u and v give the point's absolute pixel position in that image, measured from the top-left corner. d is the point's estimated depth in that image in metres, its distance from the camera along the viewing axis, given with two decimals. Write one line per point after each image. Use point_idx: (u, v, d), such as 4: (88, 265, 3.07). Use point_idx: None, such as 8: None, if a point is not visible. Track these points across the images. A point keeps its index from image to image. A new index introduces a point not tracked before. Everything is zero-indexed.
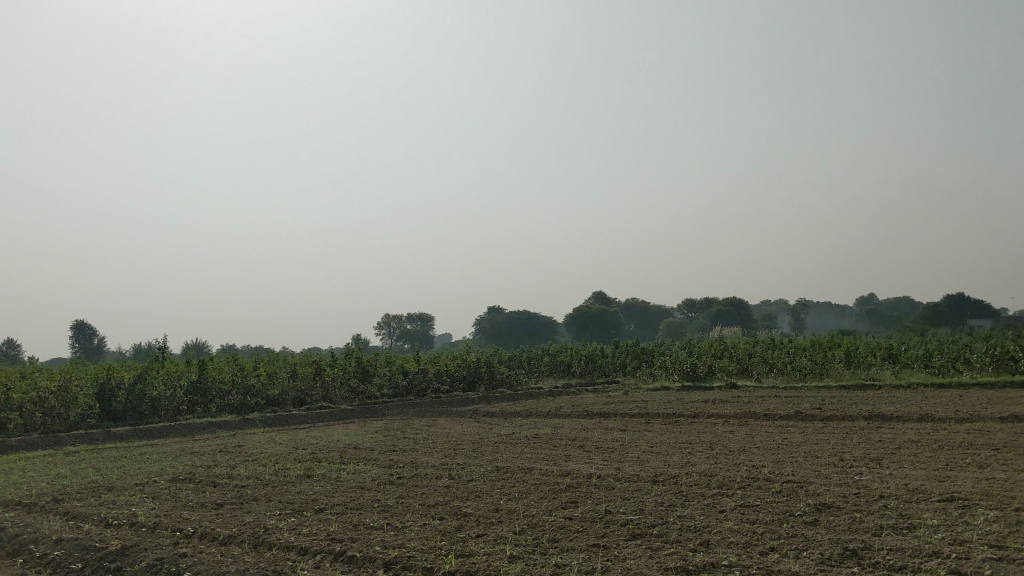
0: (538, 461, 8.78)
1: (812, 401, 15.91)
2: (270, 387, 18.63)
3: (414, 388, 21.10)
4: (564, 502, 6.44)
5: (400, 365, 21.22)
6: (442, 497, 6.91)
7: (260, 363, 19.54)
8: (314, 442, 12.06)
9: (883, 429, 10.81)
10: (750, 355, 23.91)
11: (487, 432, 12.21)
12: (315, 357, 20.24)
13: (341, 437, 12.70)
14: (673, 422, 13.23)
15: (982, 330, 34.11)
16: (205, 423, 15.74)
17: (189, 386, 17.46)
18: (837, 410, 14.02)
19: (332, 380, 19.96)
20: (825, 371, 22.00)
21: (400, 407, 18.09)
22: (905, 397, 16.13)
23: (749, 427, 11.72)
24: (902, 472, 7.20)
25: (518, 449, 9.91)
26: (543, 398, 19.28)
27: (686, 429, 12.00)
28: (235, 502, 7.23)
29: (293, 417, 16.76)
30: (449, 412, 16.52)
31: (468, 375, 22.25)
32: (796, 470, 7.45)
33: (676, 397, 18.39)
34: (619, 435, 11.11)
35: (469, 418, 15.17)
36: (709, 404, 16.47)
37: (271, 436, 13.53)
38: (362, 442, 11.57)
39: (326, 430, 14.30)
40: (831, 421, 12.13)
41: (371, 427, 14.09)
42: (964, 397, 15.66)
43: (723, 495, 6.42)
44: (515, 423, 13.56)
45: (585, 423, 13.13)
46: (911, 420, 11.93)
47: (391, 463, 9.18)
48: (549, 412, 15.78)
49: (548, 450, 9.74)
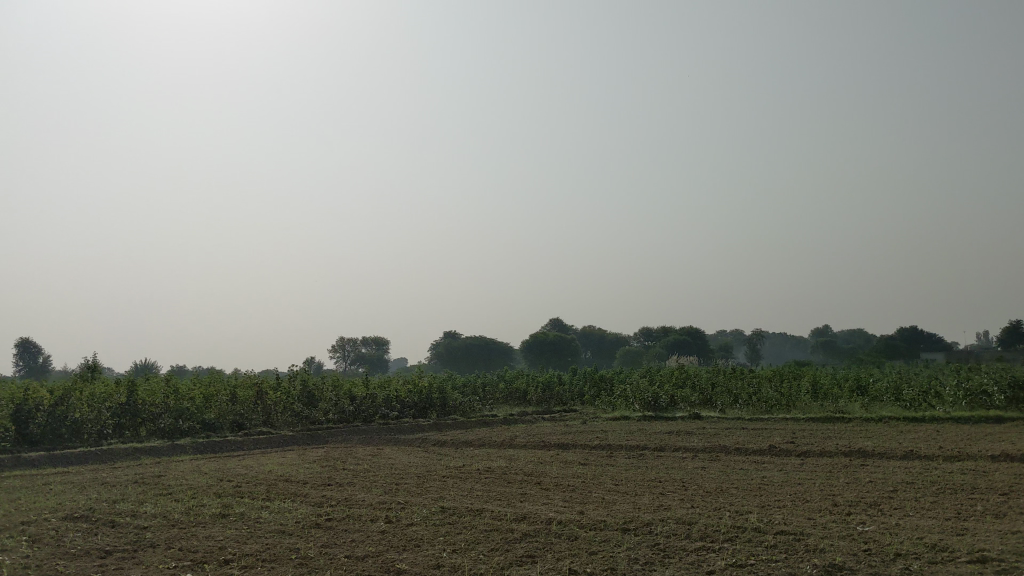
0: (490, 501, 7.72)
1: (783, 435, 14.96)
2: (206, 410, 17.30)
3: (361, 414, 19.87)
4: (520, 557, 5.38)
5: (347, 390, 19.97)
6: (372, 547, 5.80)
7: (197, 385, 18.22)
8: (244, 473, 10.87)
9: (869, 467, 9.93)
10: (713, 386, 22.98)
11: (435, 464, 11.11)
12: (257, 379, 18.94)
13: (276, 467, 11.51)
14: (638, 456, 12.21)
15: (941, 362, 33.62)
16: (129, 449, 14.41)
17: (117, 408, 16.13)
18: (812, 445, 13.12)
19: (275, 405, 18.69)
20: (791, 403, 21.13)
21: (345, 434, 16.91)
22: (879, 432, 15.30)
23: (721, 463, 10.75)
24: (910, 523, 6.23)
25: (467, 485, 8.81)
26: (498, 426, 18.20)
27: (653, 464, 10.98)
28: (126, 549, 6.05)
29: (227, 443, 15.49)
30: (397, 441, 15.35)
31: (419, 401, 21.10)
32: (788, 518, 6.46)
33: (638, 428, 17.38)
34: (580, 470, 10.09)
35: (416, 448, 14.03)
36: (675, 437, 15.46)
37: (199, 465, 12.29)
38: (297, 474, 10.40)
39: (261, 459, 13.07)
40: (808, 458, 11.19)
41: (310, 457, 12.90)
42: (941, 432, 14.82)
43: (708, 552, 5.40)
44: (468, 455, 12.45)
45: (543, 456, 12.06)
46: (896, 456, 11.05)
47: (323, 501, 8.03)
48: (503, 442, 14.73)
49: (501, 487, 8.67)
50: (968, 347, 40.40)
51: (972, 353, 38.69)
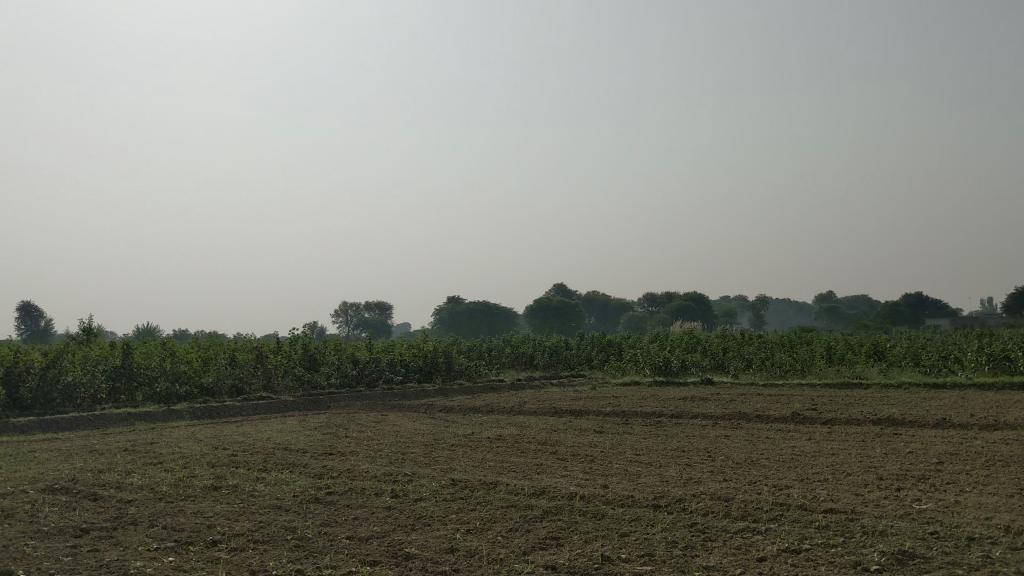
0: (504, 472, 7.15)
1: (803, 401, 14.39)
2: (204, 374, 16.68)
3: (365, 378, 19.32)
4: (542, 539, 4.80)
5: (350, 354, 19.41)
6: (377, 527, 5.22)
7: (195, 348, 17.66)
8: (240, 441, 10.29)
9: (903, 436, 9.37)
10: (724, 351, 22.41)
11: (442, 431, 10.56)
12: (256, 342, 18.37)
13: (275, 434, 10.94)
14: (655, 423, 11.61)
15: (954, 326, 33.05)
16: (122, 414, 13.86)
17: (112, 371, 15.56)
18: (837, 413, 12.54)
19: (275, 369, 18.11)
20: (807, 368, 20.53)
21: (348, 400, 16.36)
22: (901, 398, 14.74)
23: (745, 432, 10.19)
24: (971, 500, 5.64)
25: (478, 455, 8.23)
26: (505, 392, 17.65)
27: (672, 431, 10.42)
28: (104, 528, 5.46)
29: (225, 408, 14.94)
30: (402, 406, 14.81)
31: (424, 366, 20.54)
32: (833, 494, 5.88)
33: (651, 394, 16.82)
34: (597, 439, 9.53)
35: (422, 414, 13.48)
36: (690, 403, 14.88)
37: (194, 432, 11.74)
38: (297, 442, 9.81)
39: (260, 425, 12.51)
40: (836, 426, 10.61)
41: (311, 423, 12.33)
42: (967, 399, 14.28)
43: (754, 534, 4.82)
44: (476, 421, 11.88)
45: (556, 423, 11.49)
46: (929, 425, 10.49)
47: (323, 472, 7.44)
48: (512, 409, 14.19)
49: (514, 457, 8.08)
50: (974, 313, 39.85)
51: (982, 319, 38.15)
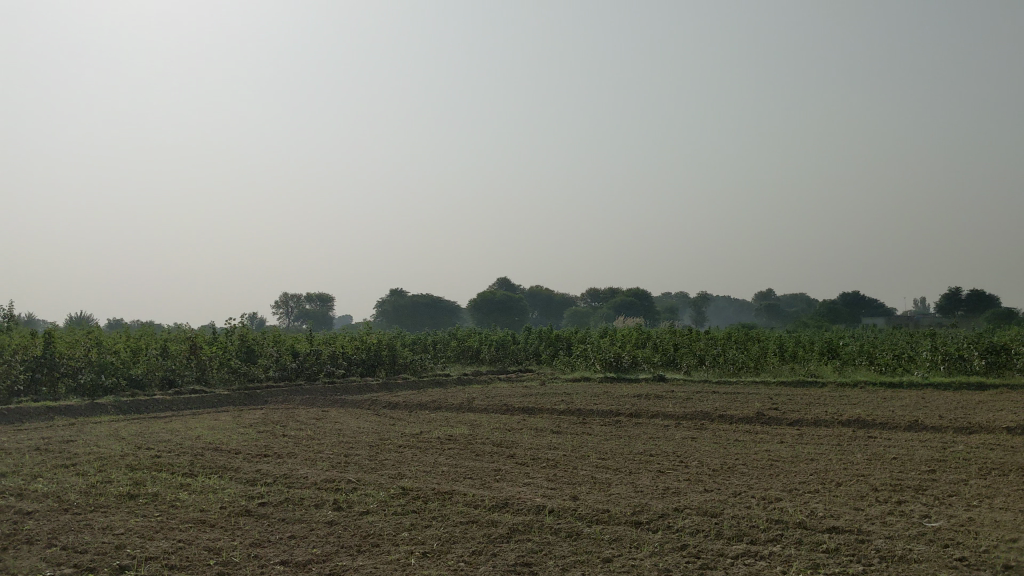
0: (461, 480, 6.43)
1: (761, 400, 13.89)
2: (133, 366, 15.68)
3: (304, 372, 18.45)
4: (513, 566, 4.09)
5: (289, 346, 18.52)
6: (318, 549, 4.47)
7: (124, 338, 16.61)
8: (167, 439, 9.41)
9: (878, 439, 8.87)
10: (676, 347, 21.90)
11: (388, 430, 9.81)
12: (191, 332, 17.34)
13: (207, 432, 10.08)
14: (615, 422, 10.95)
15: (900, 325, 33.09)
16: (40, 408, 12.83)
17: (32, 361, 14.50)
18: (799, 413, 12.04)
19: (210, 361, 17.12)
20: (760, 366, 20.08)
21: (286, 394, 15.49)
22: (861, 399, 14.31)
23: (712, 433, 9.60)
24: (986, 518, 5.06)
25: (429, 458, 7.50)
26: (452, 387, 16.93)
27: (634, 432, 9.80)
28: None
29: (154, 402, 13.99)
30: (344, 402, 14.02)
31: (367, 359, 19.73)
32: (832, 509, 5.27)
33: (603, 391, 16.22)
34: (557, 440, 8.85)
35: (366, 411, 12.69)
36: (646, 401, 14.28)
37: (118, 428, 10.82)
38: (230, 442, 8.97)
39: (191, 421, 11.62)
40: (805, 428, 10.09)
41: (247, 419, 11.47)
42: (925, 399, 13.92)
43: (757, 561, 4.17)
44: (425, 419, 11.12)
45: (509, 422, 10.79)
46: (900, 427, 10.01)
47: (255, 478, 6.65)
48: (461, 404, 13.48)
49: (470, 461, 7.36)
50: (909, 312, 40.12)
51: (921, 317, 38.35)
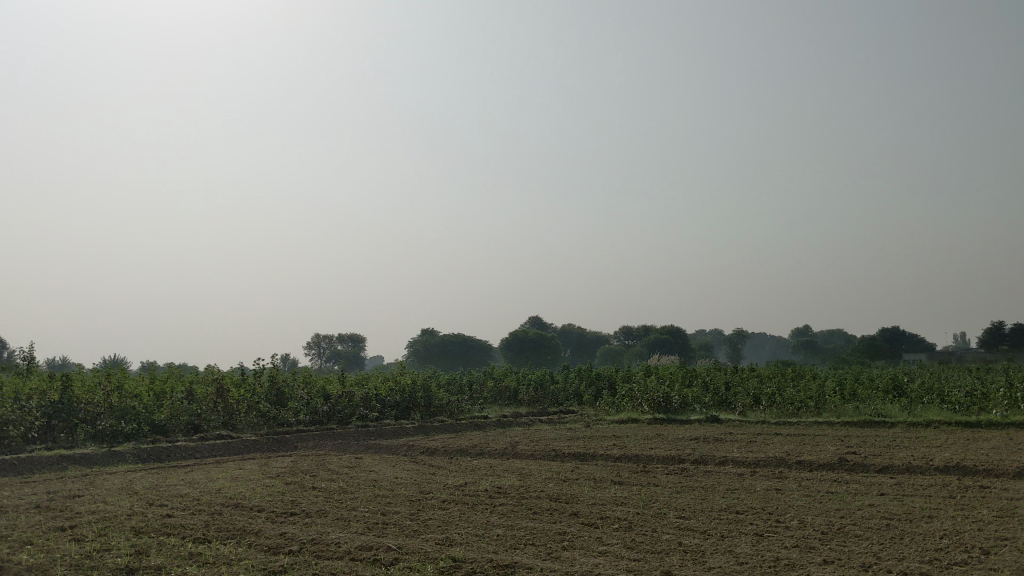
0: (522, 548, 5.36)
1: (831, 443, 12.72)
2: (156, 411, 14.75)
3: (336, 415, 17.45)
4: None
5: (320, 389, 17.57)
6: None
7: (147, 381, 15.71)
8: (185, 493, 8.41)
9: (991, 490, 7.73)
10: (728, 387, 20.69)
11: (428, 481, 8.77)
12: (217, 374, 16.40)
13: (227, 485, 9.06)
14: (680, 470, 9.82)
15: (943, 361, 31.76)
16: (54, 457, 11.92)
17: (48, 406, 13.59)
18: (880, 457, 10.90)
19: (237, 405, 16.15)
20: (820, 405, 18.82)
21: (316, 439, 14.50)
22: (940, 440, 13.06)
23: (794, 483, 8.49)
24: None
25: (481, 517, 6.45)
26: (491, 430, 15.89)
27: (704, 482, 8.71)
28: None
29: (176, 449, 13.03)
30: (379, 447, 13.03)
31: (401, 402, 18.73)
32: None
33: (655, 433, 15.08)
34: (622, 493, 7.76)
35: (403, 457, 11.68)
36: (705, 445, 13.14)
37: (131, 480, 9.85)
38: (252, 496, 7.96)
39: (214, 471, 10.66)
40: (896, 475, 8.96)
41: (273, 469, 10.47)
42: (1009, 440, 12.72)
43: None
44: (467, 467, 10.08)
45: (561, 470, 9.70)
46: (1005, 473, 8.86)
47: (278, 546, 5.62)
48: (504, 450, 12.44)
49: (528, 521, 6.30)
50: (950, 349, 38.69)
51: (965, 351, 36.85)
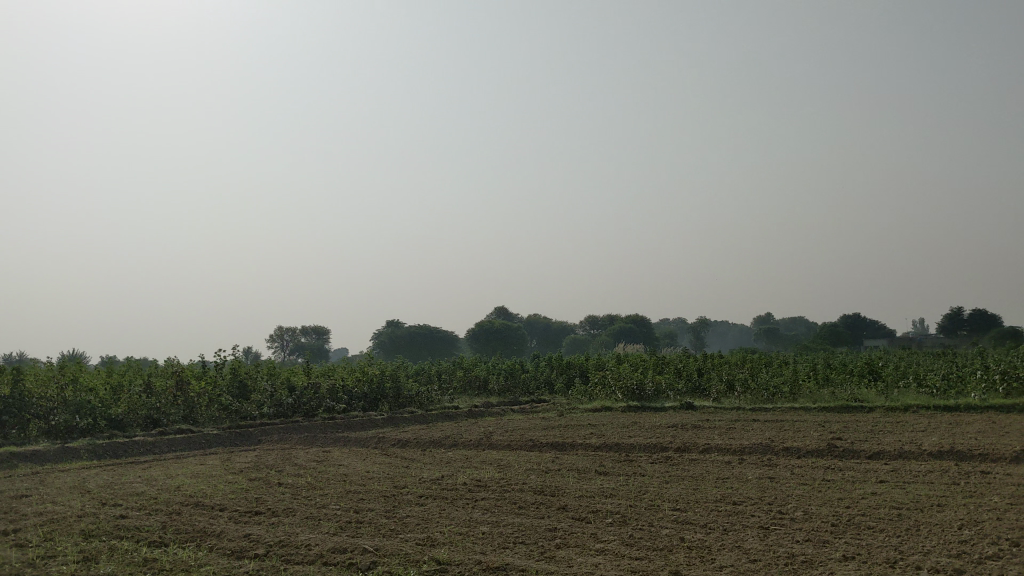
0: (511, 548, 4.89)
1: (813, 429, 12.40)
2: (112, 405, 14.12)
3: (302, 408, 16.91)
4: None
5: (285, 380, 17.00)
6: None
7: (104, 374, 15.05)
8: (142, 492, 7.85)
9: (995, 475, 7.38)
10: (701, 373, 20.36)
11: (401, 475, 8.27)
12: (177, 366, 15.77)
13: (187, 482, 8.51)
14: (664, 459, 9.42)
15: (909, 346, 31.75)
16: (3, 454, 11.28)
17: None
18: (866, 443, 10.57)
19: (198, 398, 15.54)
20: (795, 392, 18.54)
21: (281, 432, 13.95)
22: (922, 425, 12.79)
23: (787, 471, 8.10)
24: None
25: (462, 514, 5.98)
26: (462, 420, 15.43)
27: (692, 471, 8.29)
28: None
29: (134, 445, 12.43)
30: (347, 440, 12.53)
31: (369, 392, 18.21)
32: None
33: (631, 422, 14.70)
34: (608, 485, 7.32)
35: (374, 450, 11.18)
36: (684, 432, 12.78)
37: (84, 478, 9.25)
38: (214, 495, 7.42)
39: (173, 467, 10.09)
40: (889, 461, 8.61)
41: (236, 464, 9.93)
42: (991, 423, 12.48)
43: None
44: (441, 459, 9.61)
45: (540, 461, 9.26)
46: (1001, 457, 8.54)
47: (243, 550, 5.11)
48: (478, 441, 11.99)
49: (514, 517, 5.83)
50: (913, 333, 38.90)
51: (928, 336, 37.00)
